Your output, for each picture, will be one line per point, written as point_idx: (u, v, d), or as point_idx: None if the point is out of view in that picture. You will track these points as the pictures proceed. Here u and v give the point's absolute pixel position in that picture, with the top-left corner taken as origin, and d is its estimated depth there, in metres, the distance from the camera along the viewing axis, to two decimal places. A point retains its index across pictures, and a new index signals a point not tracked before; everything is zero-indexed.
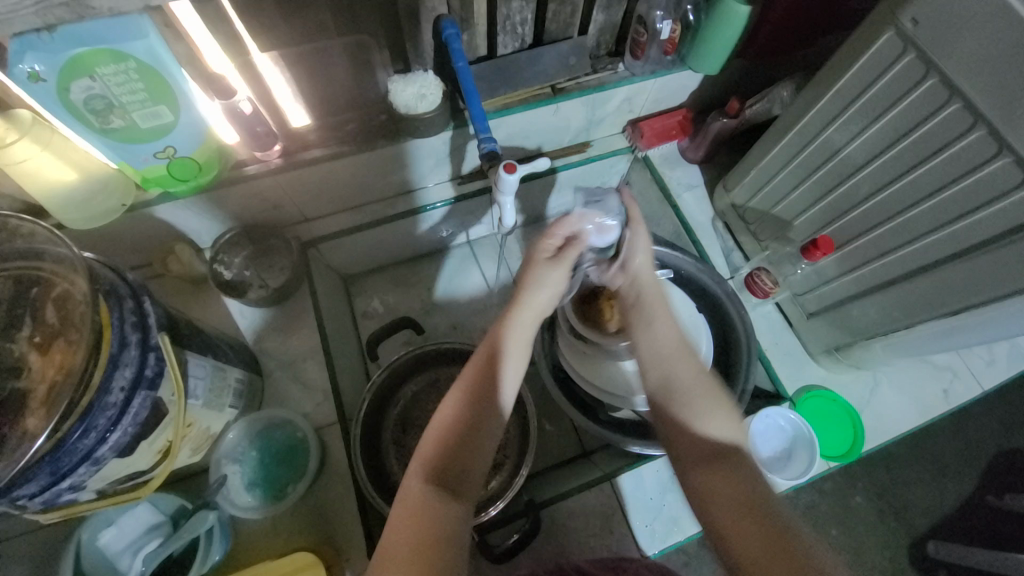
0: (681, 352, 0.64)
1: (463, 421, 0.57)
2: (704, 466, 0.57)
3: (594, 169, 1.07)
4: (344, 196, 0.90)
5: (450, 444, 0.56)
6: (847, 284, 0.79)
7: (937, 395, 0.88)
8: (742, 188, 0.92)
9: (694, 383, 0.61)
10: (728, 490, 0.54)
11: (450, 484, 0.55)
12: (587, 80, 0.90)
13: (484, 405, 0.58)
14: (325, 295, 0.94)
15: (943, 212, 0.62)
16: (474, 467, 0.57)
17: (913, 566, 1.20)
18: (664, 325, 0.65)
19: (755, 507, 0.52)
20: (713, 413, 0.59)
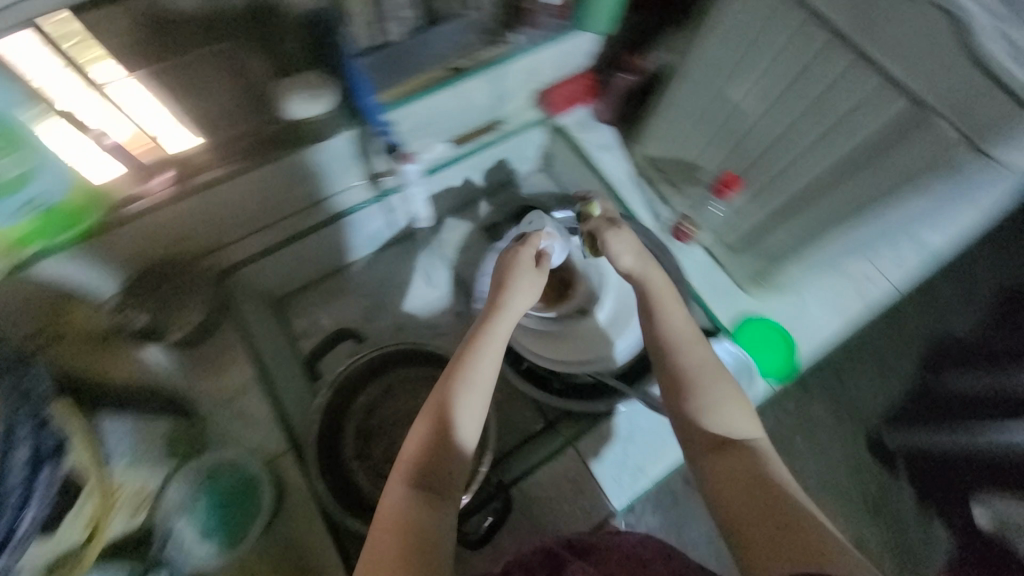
0: (696, 342, 0.65)
1: (449, 422, 0.57)
2: (711, 453, 0.59)
3: (511, 148, 1.05)
4: (250, 217, 0.85)
5: (432, 445, 0.56)
6: (761, 215, 0.82)
7: (854, 299, 0.95)
8: (653, 139, 0.94)
9: (709, 372, 0.62)
10: (738, 484, 0.56)
11: (433, 489, 0.55)
12: (485, 55, 0.88)
13: (462, 402, 0.58)
14: (257, 321, 0.90)
15: (831, 135, 0.65)
16: (453, 469, 0.56)
17: (872, 455, 1.31)
18: (677, 319, 0.66)
19: (755, 494, 0.54)
20: (726, 403, 0.61)
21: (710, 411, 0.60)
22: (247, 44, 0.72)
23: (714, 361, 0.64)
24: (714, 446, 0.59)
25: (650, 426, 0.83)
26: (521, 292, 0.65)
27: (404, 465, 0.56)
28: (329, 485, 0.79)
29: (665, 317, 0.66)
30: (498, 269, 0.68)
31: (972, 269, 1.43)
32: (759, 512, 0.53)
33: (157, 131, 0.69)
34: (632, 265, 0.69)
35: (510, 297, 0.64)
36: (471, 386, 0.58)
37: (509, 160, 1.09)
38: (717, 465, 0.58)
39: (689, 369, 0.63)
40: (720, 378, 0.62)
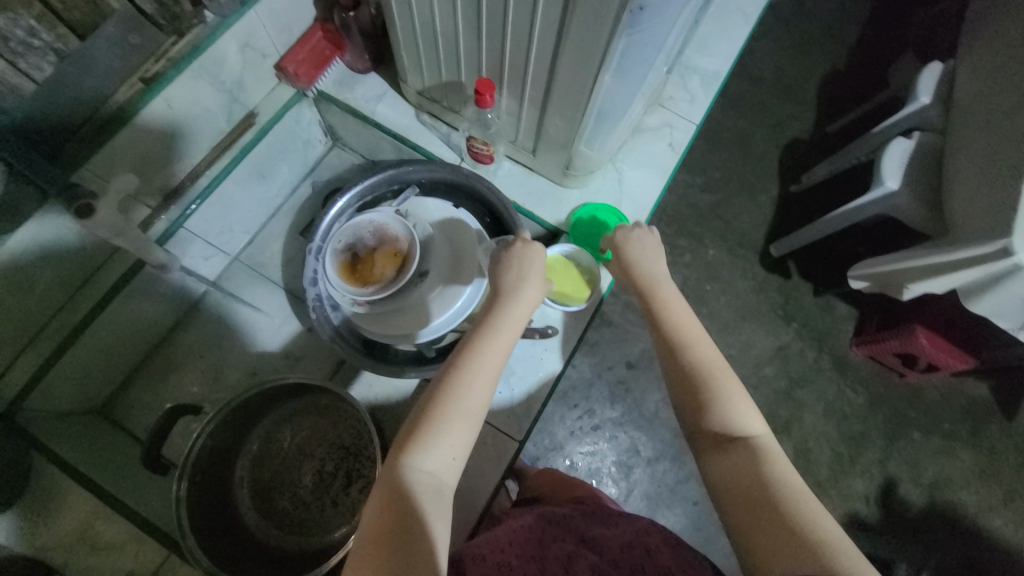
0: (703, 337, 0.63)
1: (439, 417, 0.52)
2: (715, 456, 0.56)
3: (282, 137, 0.95)
4: (10, 335, 0.70)
5: (442, 423, 0.52)
6: (530, 111, 0.78)
7: (666, 151, 0.97)
8: (411, 73, 0.87)
9: (718, 371, 0.59)
10: (739, 470, 0.53)
11: (434, 478, 0.50)
12: (176, 50, 0.74)
13: (472, 377, 0.55)
14: (74, 443, 0.75)
15: (526, 14, 0.61)
16: (455, 459, 0.52)
17: (769, 272, 1.41)
18: (681, 311, 0.65)
19: (764, 492, 0.51)
20: (730, 397, 0.57)
21: (713, 408, 0.57)
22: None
23: (726, 368, 0.59)
24: (717, 445, 0.56)
25: (521, 354, 0.92)
26: (532, 284, 0.64)
27: (404, 447, 0.51)
28: (231, 563, 0.72)
29: (668, 300, 0.66)
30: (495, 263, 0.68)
31: (793, 81, 1.53)
32: (752, 497, 0.51)
33: None
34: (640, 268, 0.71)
35: (520, 293, 0.63)
36: (467, 382, 0.54)
37: (292, 152, 0.99)
38: (715, 454, 0.56)
39: (692, 341, 0.62)
40: (716, 369, 0.59)
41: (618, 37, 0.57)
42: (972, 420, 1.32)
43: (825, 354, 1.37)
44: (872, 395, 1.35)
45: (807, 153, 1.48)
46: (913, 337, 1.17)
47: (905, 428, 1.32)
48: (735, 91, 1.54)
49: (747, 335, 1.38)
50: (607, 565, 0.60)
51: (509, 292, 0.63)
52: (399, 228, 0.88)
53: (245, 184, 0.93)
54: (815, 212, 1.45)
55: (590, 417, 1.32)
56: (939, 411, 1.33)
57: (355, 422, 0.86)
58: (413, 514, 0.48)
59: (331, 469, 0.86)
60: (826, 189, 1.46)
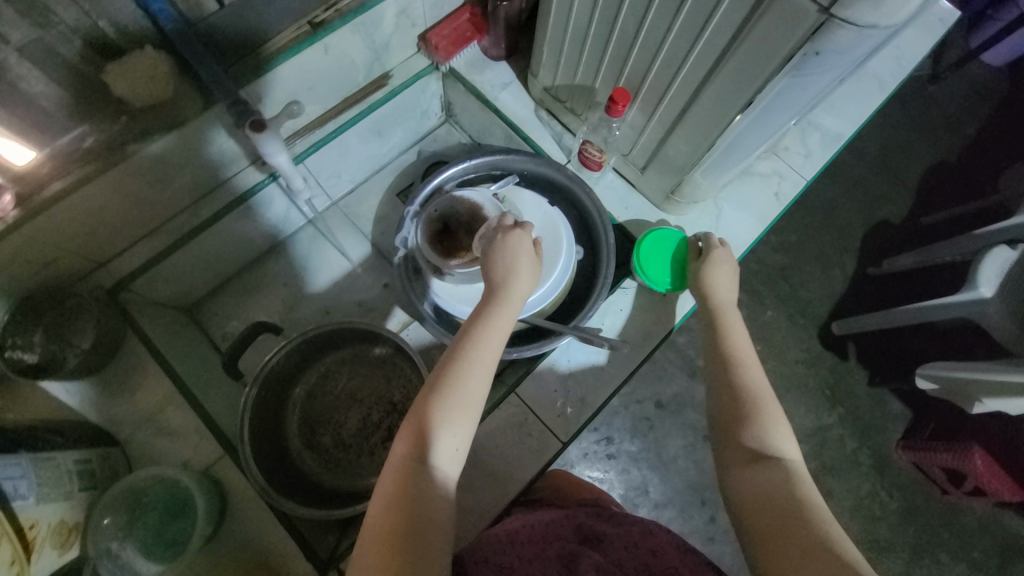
0: (752, 361, 0.67)
1: (434, 416, 0.57)
2: (742, 470, 0.58)
3: (405, 103, 0.99)
4: (131, 222, 0.78)
5: (442, 419, 0.57)
6: (655, 130, 0.79)
7: (771, 199, 0.95)
8: (545, 69, 0.90)
9: (761, 399, 0.62)
10: (763, 486, 0.55)
11: (437, 469, 0.55)
12: (345, 4, 0.81)
13: (470, 373, 0.60)
14: (166, 331, 0.83)
15: (694, 31, 0.62)
16: (457, 448, 0.57)
17: (826, 348, 1.36)
18: (742, 336, 0.69)
19: (787, 508, 0.52)
20: (771, 420, 0.60)
21: (751, 423, 0.60)
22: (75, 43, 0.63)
23: (771, 398, 0.62)
24: (748, 461, 0.58)
25: (586, 358, 0.88)
26: (522, 276, 0.69)
27: (408, 444, 0.56)
28: (274, 479, 0.76)
29: (732, 326, 0.71)
30: (484, 259, 0.71)
31: (896, 164, 1.48)
32: (771, 512, 0.53)
33: None
34: (722, 285, 0.75)
35: (512, 284, 0.68)
36: (462, 383, 0.59)
37: (410, 119, 1.04)
38: (747, 474, 0.57)
39: (745, 363, 0.66)
40: (760, 396, 0.62)
41: (789, 71, 0.57)
42: (1004, 557, 1.23)
43: (865, 449, 1.30)
44: (908, 505, 1.26)
45: (896, 238, 1.42)
46: (968, 457, 1.11)
47: (935, 547, 1.24)
48: (834, 161, 1.49)
49: (789, 406, 1.33)
50: (612, 566, 0.60)
51: (502, 287, 0.68)
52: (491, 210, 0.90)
53: (364, 139, 0.98)
54: (889, 299, 1.38)
55: (607, 444, 1.30)
56: (977, 539, 1.24)
57: (409, 382, 0.88)
58: (421, 504, 0.53)
59: (375, 420, 0.89)
60: (905, 280, 1.39)
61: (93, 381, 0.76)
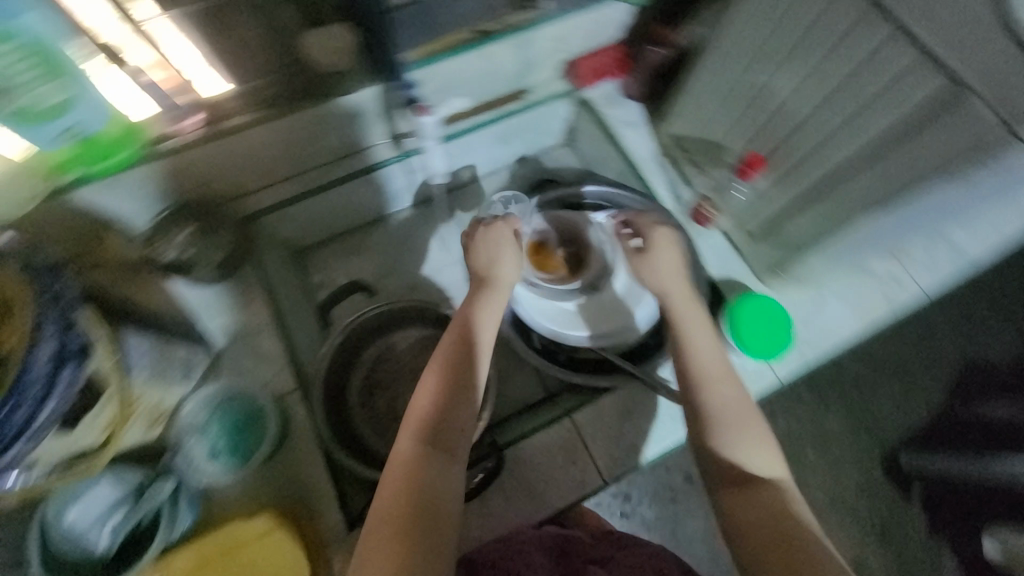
0: (727, 372, 0.63)
1: (436, 391, 0.61)
2: (728, 492, 0.55)
3: (534, 118, 1.06)
4: (274, 165, 0.86)
5: (449, 402, 0.60)
6: (781, 202, 0.78)
7: (877, 302, 0.90)
8: (680, 117, 0.92)
9: (729, 413, 0.59)
10: (756, 522, 0.52)
11: (444, 448, 0.58)
12: (512, 19, 0.87)
13: (471, 354, 0.63)
14: (274, 267, 0.92)
15: (868, 110, 0.62)
16: (464, 425, 0.60)
17: (887, 479, 1.19)
18: (707, 345, 0.64)
19: (785, 542, 0.49)
20: (749, 430, 0.58)
21: (732, 429, 0.58)
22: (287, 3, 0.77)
23: (746, 404, 0.60)
24: (742, 483, 0.55)
25: (649, 406, 0.83)
26: (505, 263, 0.74)
27: (410, 421, 0.59)
28: (335, 428, 0.82)
29: (692, 332, 0.66)
30: (467, 250, 0.75)
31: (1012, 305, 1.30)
32: (774, 551, 0.49)
33: (190, 75, 0.73)
34: (656, 284, 0.72)
35: (497, 274, 0.72)
36: (455, 359, 0.63)
37: (533, 134, 1.11)
38: (736, 495, 0.54)
39: (709, 370, 0.62)
40: (729, 409, 0.59)
41: (977, 166, 0.54)
42: None
43: None
44: None
45: (984, 383, 1.25)
46: None
47: None
48: None
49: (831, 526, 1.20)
50: None
51: (487, 275, 0.72)
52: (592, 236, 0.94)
53: (487, 142, 1.05)
54: (971, 447, 1.20)
55: (624, 501, 1.25)
56: None
57: None
58: (429, 485, 0.55)
59: None
60: (993, 431, 1.21)
61: (209, 291, 0.85)
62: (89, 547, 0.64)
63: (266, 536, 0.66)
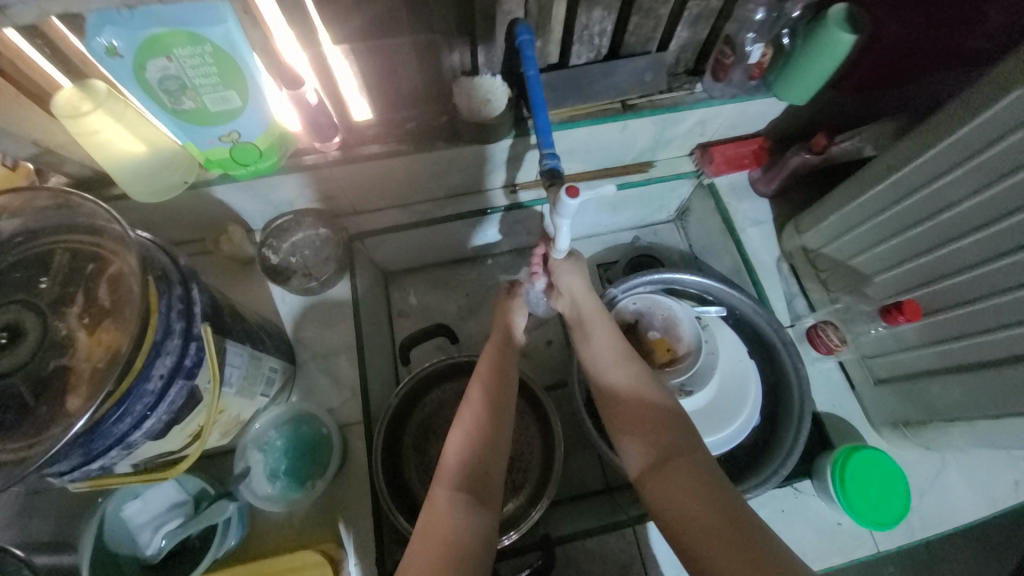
0: (623, 358, 0.68)
1: (466, 438, 0.60)
2: (651, 481, 0.58)
3: (652, 192, 1.01)
4: (392, 191, 0.87)
5: (482, 444, 0.60)
6: (928, 356, 0.71)
7: (1008, 486, 0.77)
8: (817, 232, 0.85)
9: (634, 391, 0.65)
10: (677, 499, 0.54)
11: (477, 492, 0.57)
12: (661, 98, 0.83)
13: (503, 395, 0.64)
14: (366, 288, 0.92)
15: None
16: (495, 471, 0.59)
17: None
18: (605, 338, 0.70)
19: (706, 500, 0.53)
20: (666, 417, 0.61)
21: (654, 420, 0.62)
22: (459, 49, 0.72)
23: (647, 381, 0.66)
24: (659, 467, 0.58)
25: None
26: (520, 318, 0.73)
27: (441, 473, 0.58)
28: (387, 477, 0.77)
29: (596, 343, 0.70)
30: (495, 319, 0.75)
31: None
32: (705, 524, 0.52)
33: (346, 95, 0.73)
34: (578, 298, 0.72)
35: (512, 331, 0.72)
36: (478, 404, 0.63)
37: (645, 207, 1.07)
38: (658, 478, 0.57)
39: (620, 372, 0.67)
40: (636, 391, 0.65)
41: None
42: None
43: None
44: None
45: None
46: None
47: None
48: None
49: None
50: None
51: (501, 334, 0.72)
52: (689, 332, 0.82)
53: (599, 207, 1.01)
54: None
55: None
56: None
57: (528, 448, 0.85)
58: (461, 532, 0.52)
59: None
60: None
61: (300, 301, 0.86)
62: (138, 547, 0.63)
63: (300, 570, 0.66)
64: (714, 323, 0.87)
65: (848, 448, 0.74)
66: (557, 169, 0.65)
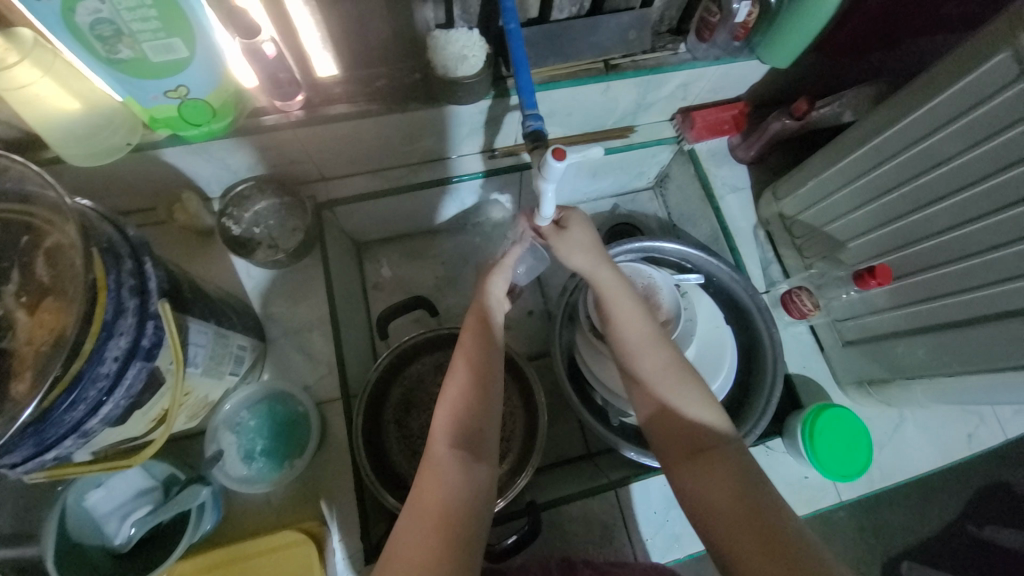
0: (651, 339, 0.63)
1: (466, 399, 0.57)
2: (682, 467, 0.56)
3: (633, 158, 0.99)
4: (363, 156, 0.81)
5: (476, 406, 0.57)
6: (896, 319, 0.74)
7: (960, 438, 0.84)
8: (795, 198, 0.85)
9: (658, 373, 0.61)
10: (713, 489, 0.53)
11: (472, 450, 0.55)
12: (644, 58, 0.80)
13: (494, 355, 0.61)
14: (338, 260, 0.88)
15: None
16: (488, 431, 0.57)
17: None
18: (635, 316, 0.64)
19: (745, 498, 0.51)
20: (693, 400, 0.59)
21: (681, 402, 0.59)
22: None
23: (676, 363, 0.62)
24: (690, 454, 0.56)
25: None
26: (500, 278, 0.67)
27: (438, 437, 0.56)
28: (369, 453, 0.75)
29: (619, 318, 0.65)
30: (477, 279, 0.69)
31: None
32: (739, 520, 0.50)
33: (308, 47, 0.66)
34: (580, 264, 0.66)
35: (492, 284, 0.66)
36: (489, 369, 0.59)
37: (625, 174, 1.05)
38: (690, 468, 0.55)
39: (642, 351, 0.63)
40: (664, 376, 0.61)
41: None
42: None
43: None
44: None
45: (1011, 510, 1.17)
46: None
47: None
48: None
49: None
50: None
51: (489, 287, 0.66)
52: (668, 300, 0.81)
53: (579, 173, 0.99)
54: None
55: None
56: None
57: (511, 418, 0.85)
58: (458, 497, 0.51)
59: None
60: None
61: (267, 274, 0.81)
62: (105, 537, 0.60)
63: (287, 547, 0.65)
64: (693, 290, 0.87)
65: (817, 409, 0.77)
66: (541, 132, 0.62)
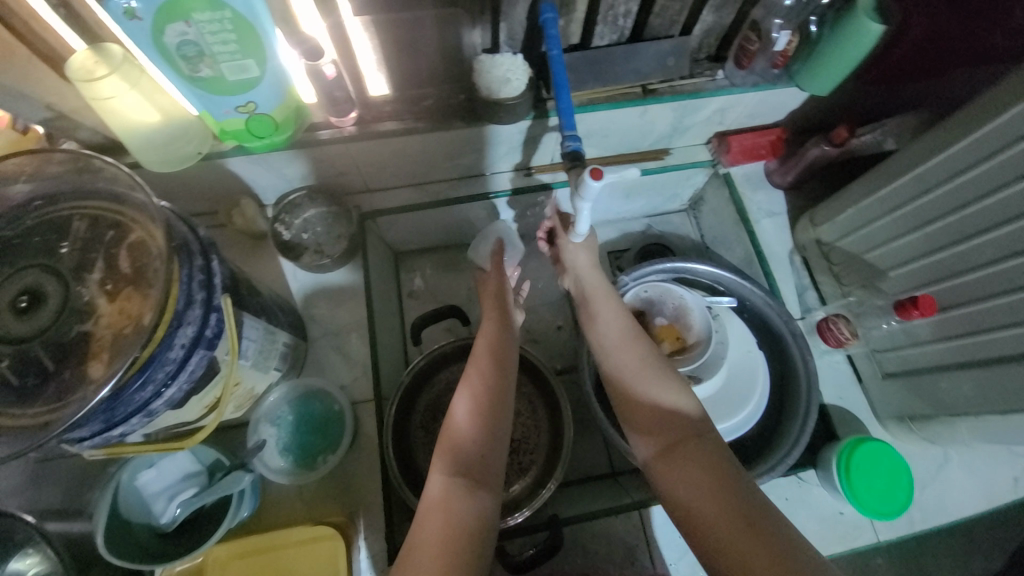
0: (627, 339, 0.69)
1: (468, 428, 0.60)
2: (665, 467, 0.57)
3: (667, 180, 1.00)
4: (407, 170, 0.86)
5: (480, 433, 0.60)
6: (939, 351, 0.71)
7: (1008, 484, 0.79)
8: (832, 225, 0.85)
9: (635, 370, 0.65)
10: (689, 483, 0.54)
11: (473, 476, 0.57)
12: (683, 83, 0.82)
13: (502, 382, 0.65)
14: (377, 267, 0.92)
15: None
16: (490, 458, 0.59)
17: None
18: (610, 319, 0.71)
19: (725, 503, 0.51)
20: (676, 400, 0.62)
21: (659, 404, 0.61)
22: (477, 27, 0.70)
23: (651, 360, 0.66)
24: (669, 448, 0.58)
25: None
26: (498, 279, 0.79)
27: (440, 461, 0.58)
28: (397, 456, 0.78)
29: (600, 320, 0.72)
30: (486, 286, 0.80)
31: None
32: (719, 514, 0.50)
33: (364, 69, 0.71)
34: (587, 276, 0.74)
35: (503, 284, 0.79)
36: (488, 393, 0.63)
37: (658, 195, 1.06)
38: (670, 466, 0.57)
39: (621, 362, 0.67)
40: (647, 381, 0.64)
41: None
42: None
43: None
44: None
45: None
46: None
47: None
48: None
49: None
50: None
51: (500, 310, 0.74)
52: (699, 322, 0.82)
53: (614, 192, 1.01)
54: None
55: None
56: None
57: (535, 432, 0.85)
58: (462, 517, 0.53)
59: None
60: None
61: (312, 277, 0.86)
62: (152, 515, 0.64)
63: (311, 542, 0.67)
64: (725, 313, 0.87)
65: (853, 441, 0.75)
66: (578, 151, 0.64)
